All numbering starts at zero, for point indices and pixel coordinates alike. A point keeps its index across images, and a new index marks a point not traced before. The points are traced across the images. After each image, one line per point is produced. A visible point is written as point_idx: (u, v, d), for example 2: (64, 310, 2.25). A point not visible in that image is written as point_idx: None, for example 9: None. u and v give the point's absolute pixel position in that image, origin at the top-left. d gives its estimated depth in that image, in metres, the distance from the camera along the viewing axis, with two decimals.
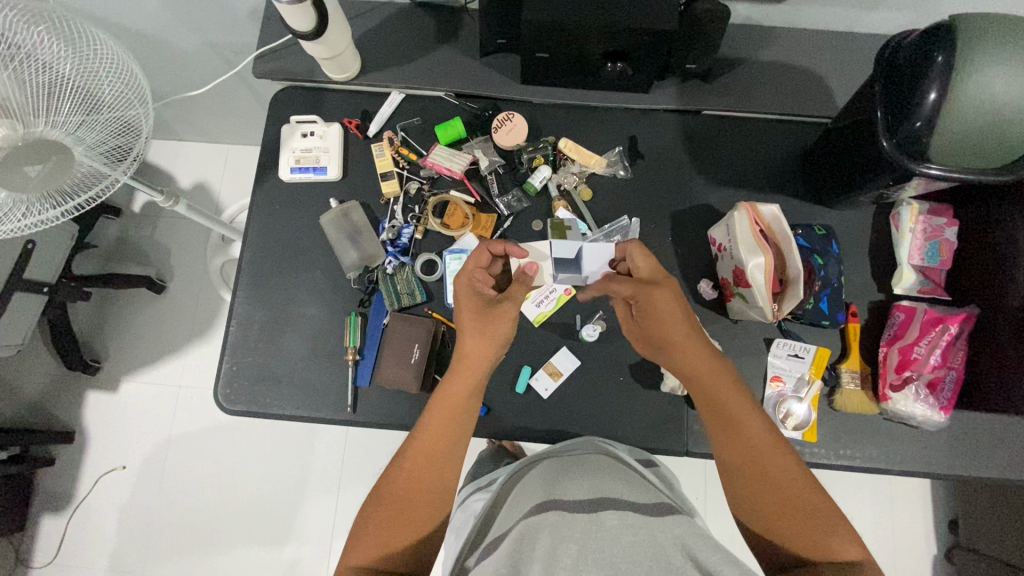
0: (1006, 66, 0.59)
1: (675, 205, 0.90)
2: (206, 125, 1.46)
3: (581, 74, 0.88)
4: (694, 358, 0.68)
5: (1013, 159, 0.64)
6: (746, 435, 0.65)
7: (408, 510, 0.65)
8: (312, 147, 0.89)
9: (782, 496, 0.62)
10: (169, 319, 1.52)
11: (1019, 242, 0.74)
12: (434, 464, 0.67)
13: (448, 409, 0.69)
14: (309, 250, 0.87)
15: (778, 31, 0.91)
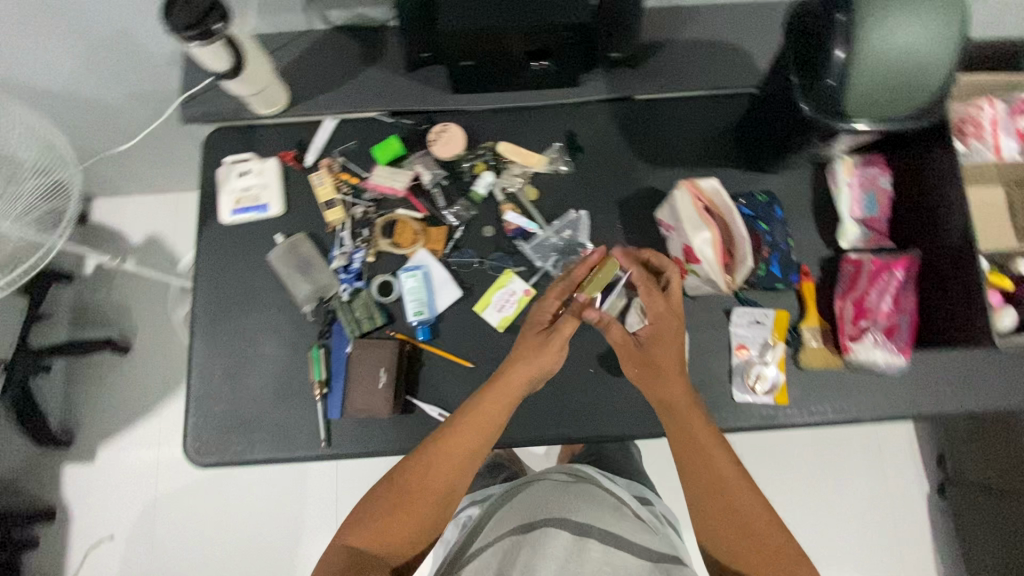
0: (897, 17, 0.62)
1: (620, 192, 0.91)
2: (148, 176, 1.43)
3: (510, 77, 0.89)
4: (679, 388, 0.72)
5: (922, 105, 0.66)
6: (718, 466, 0.69)
7: (404, 528, 0.68)
8: (251, 185, 0.88)
9: (744, 528, 0.67)
10: (138, 379, 1.48)
11: (949, 178, 0.77)
12: (446, 478, 0.69)
13: (475, 432, 0.70)
14: (262, 289, 0.86)
15: (695, 9, 0.93)
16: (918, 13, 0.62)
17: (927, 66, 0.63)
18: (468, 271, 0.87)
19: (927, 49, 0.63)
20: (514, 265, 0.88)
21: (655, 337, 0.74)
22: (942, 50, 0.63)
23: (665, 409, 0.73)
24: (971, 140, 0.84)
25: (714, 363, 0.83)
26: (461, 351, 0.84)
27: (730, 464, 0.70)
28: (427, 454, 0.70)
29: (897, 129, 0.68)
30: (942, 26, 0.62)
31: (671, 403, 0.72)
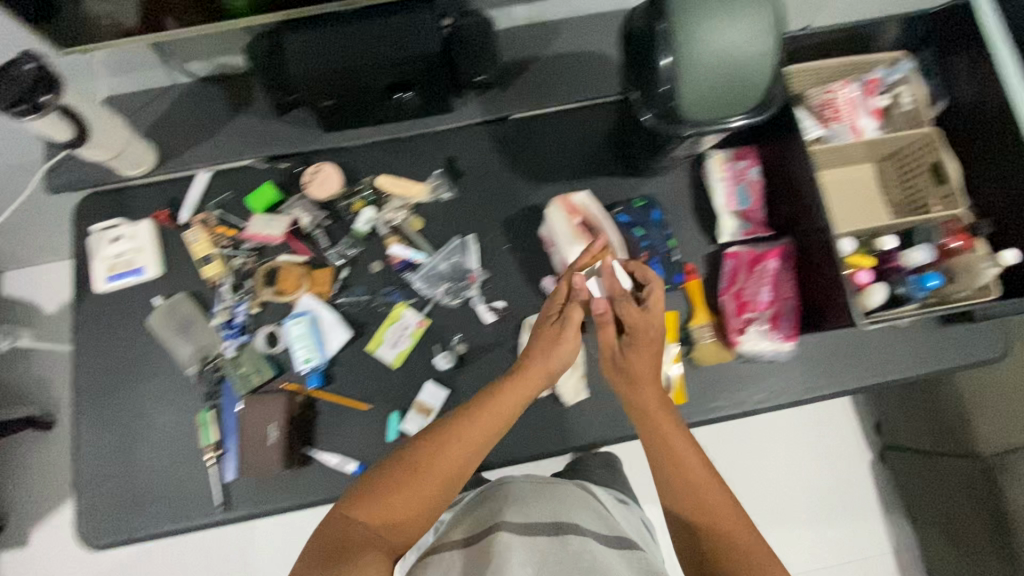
0: (715, 19, 0.62)
1: (506, 212, 0.90)
2: (52, 243, 1.38)
3: (380, 112, 0.88)
4: (653, 394, 0.71)
5: (756, 103, 0.67)
6: (691, 471, 0.66)
7: (403, 511, 0.61)
8: (124, 250, 0.86)
9: (719, 538, 0.63)
10: (67, 454, 1.42)
11: (805, 164, 0.78)
12: (458, 456, 0.64)
13: (491, 421, 0.66)
14: (146, 356, 0.83)
15: (560, 24, 0.94)
16: (735, 13, 0.62)
17: (756, 61, 0.64)
18: (358, 310, 0.85)
19: (751, 45, 0.63)
20: (404, 298, 0.86)
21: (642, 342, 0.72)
22: (766, 45, 0.64)
23: (638, 414, 0.71)
24: (832, 123, 0.85)
25: None
26: (356, 394, 0.83)
27: (702, 466, 0.67)
28: (442, 433, 0.64)
29: (741, 127, 0.68)
30: (762, 23, 0.63)
31: (644, 412, 0.71)
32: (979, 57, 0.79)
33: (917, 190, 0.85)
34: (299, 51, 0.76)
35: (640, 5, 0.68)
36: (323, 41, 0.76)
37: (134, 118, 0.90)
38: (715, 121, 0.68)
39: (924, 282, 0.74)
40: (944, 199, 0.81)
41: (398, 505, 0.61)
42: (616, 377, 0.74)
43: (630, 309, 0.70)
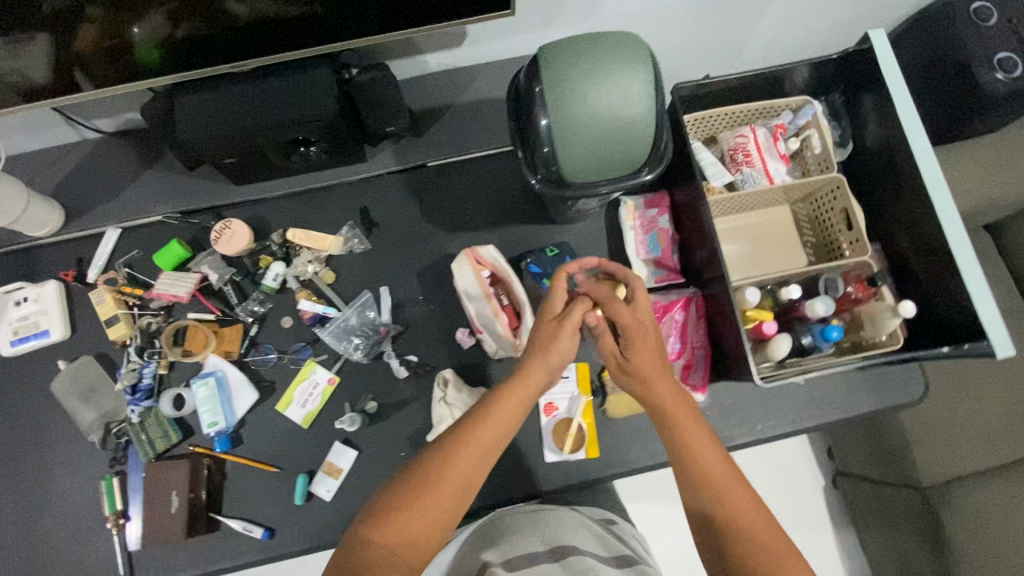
0: (593, 76, 0.62)
1: (421, 262, 0.89)
2: None
3: (288, 166, 0.87)
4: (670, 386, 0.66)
5: (639, 161, 0.67)
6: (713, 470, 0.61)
7: (413, 528, 0.57)
8: (28, 313, 0.84)
9: (747, 542, 0.57)
10: None
11: (705, 217, 0.77)
12: (469, 468, 0.61)
13: (495, 428, 0.63)
14: (51, 422, 0.82)
15: (475, 70, 0.93)
16: (611, 69, 0.62)
17: (641, 115, 0.63)
18: (269, 369, 0.84)
19: (632, 101, 0.63)
20: (314, 355, 0.85)
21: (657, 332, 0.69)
22: (648, 100, 0.63)
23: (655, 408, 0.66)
24: (743, 168, 0.84)
25: (524, 429, 0.82)
26: (265, 456, 0.81)
27: (723, 463, 0.61)
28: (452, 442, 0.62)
29: (627, 185, 0.68)
30: (642, 78, 0.63)
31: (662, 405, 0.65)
32: (883, 102, 0.79)
33: (830, 233, 0.84)
34: (197, 111, 0.76)
35: (524, 65, 0.68)
36: (221, 98, 0.76)
37: (41, 176, 0.88)
38: (626, 175, 0.68)
39: (825, 332, 0.73)
40: (853, 242, 0.80)
41: (409, 524, 0.57)
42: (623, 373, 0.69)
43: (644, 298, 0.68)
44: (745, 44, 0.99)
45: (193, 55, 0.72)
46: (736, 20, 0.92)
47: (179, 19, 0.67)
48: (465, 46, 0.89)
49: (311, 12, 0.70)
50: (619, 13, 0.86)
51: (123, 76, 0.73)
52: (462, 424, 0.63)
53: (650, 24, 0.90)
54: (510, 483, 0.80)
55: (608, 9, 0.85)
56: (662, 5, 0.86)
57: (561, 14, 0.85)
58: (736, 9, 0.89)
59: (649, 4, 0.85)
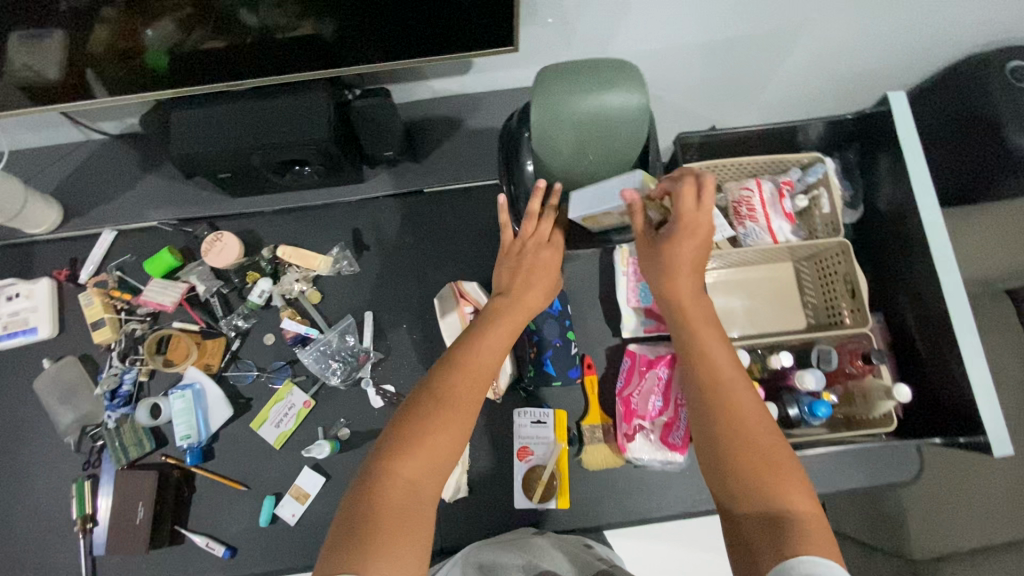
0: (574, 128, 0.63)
1: (408, 289, 0.88)
2: None
3: (282, 183, 0.87)
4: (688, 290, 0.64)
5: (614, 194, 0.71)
6: (724, 378, 0.60)
7: (428, 454, 0.55)
8: (19, 309, 0.85)
9: (748, 449, 0.56)
10: None
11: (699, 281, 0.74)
12: (476, 391, 0.59)
13: (495, 350, 0.63)
14: (31, 418, 0.83)
15: (480, 98, 0.92)
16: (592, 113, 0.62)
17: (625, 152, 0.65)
18: (247, 385, 0.84)
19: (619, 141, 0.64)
20: (292, 375, 0.84)
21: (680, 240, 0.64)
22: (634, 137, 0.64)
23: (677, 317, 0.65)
24: (745, 223, 0.81)
25: (497, 470, 0.80)
26: (234, 473, 0.81)
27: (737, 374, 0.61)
28: (459, 364, 0.60)
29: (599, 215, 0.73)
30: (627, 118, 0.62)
31: (681, 308, 0.64)
32: (898, 165, 0.75)
33: (830, 296, 0.80)
34: (199, 125, 0.76)
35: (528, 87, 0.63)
36: (227, 114, 0.76)
37: (44, 174, 0.90)
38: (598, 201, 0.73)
39: (814, 407, 0.70)
40: (854, 311, 0.76)
41: (429, 453, 0.55)
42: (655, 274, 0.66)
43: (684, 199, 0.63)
44: (762, 89, 0.96)
45: (199, 69, 0.72)
46: (752, 65, 0.89)
47: (191, 26, 0.65)
48: (471, 74, 0.87)
49: (319, 32, 0.69)
50: (629, 50, 0.84)
51: (129, 81, 0.72)
52: (461, 347, 0.63)
53: (662, 62, 0.87)
54: (478, 524, 0.79)
55: (618, 47, 0.83)
56: (673, 46, 0.84)
57: (570, 50, 0.83)
58: (751, 54, 0.87)
59: (659, 44, 0.83)
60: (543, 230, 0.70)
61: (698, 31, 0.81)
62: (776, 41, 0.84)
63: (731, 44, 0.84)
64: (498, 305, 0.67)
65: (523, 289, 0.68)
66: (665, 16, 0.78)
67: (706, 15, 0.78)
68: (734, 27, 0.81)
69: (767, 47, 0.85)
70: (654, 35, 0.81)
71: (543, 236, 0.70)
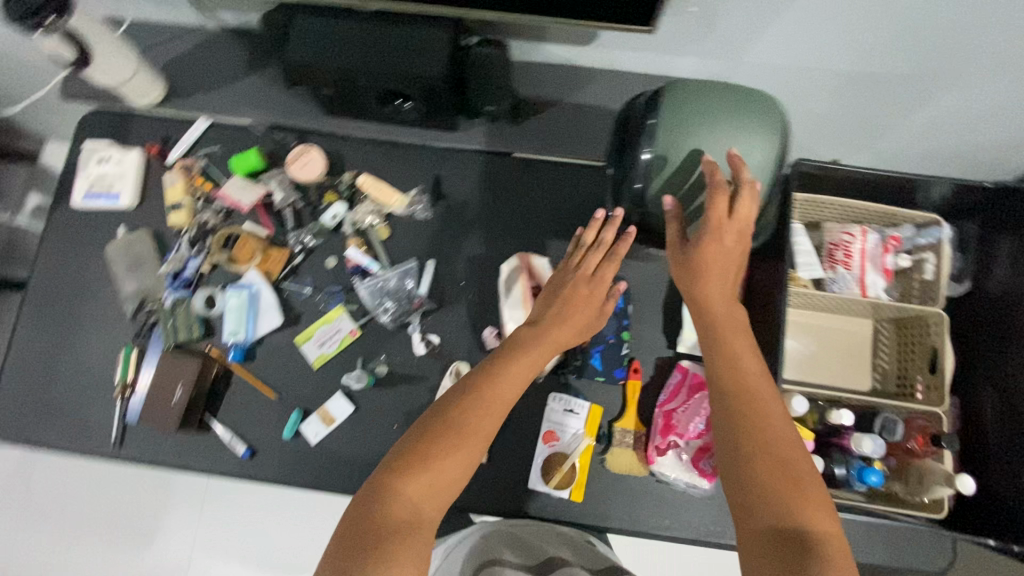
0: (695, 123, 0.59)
1: (474, 248, 0.87)
2: None
3: (378, 113, 0.87)
4: (716, 289, 0.61)
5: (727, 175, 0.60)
6: (749, 380, 0.58)
7: (443, 476, 0.55)
8: (107, 173, 0.88)
9: (770, 457, 0.54)
10: None
11: (777, 324, 0.70)
12: (491, 417, 0.60)
13: (517, 380, 0.62)
14: (95, 279, 0.86)
15: (593, 73, 0.88)
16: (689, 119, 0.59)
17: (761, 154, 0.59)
18: (299, 300, 0.85)
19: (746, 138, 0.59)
20: (345, 302, 0.85)
21: (714, 244, 0.60)
22: (772, 115, 0.60)
23: (700, 319, 0.62)
24: (837, 268, 0.77)
25: (518, 446, 0.80)
26: (269, 381, 0.82)
27: (768, 386, 0.58)
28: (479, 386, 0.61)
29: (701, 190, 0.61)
30: (747, 98, 0.60)
31: (701, 304, 0.62)
32: None
33: (907, 365, 0.77)
34: (318, 35, 0.76)
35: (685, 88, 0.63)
36: (347, 29, 0.76)
37: (155, 49, 0.90)
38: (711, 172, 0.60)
39: (863, 473, 0.67)
40: (929, 388, 0.73)
41: (437, 472, 0.56)
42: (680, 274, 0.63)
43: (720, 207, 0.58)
44: (888, 134, 0.90)
45: None
46: (886, 106, 0.84)
47: None
48: (592, 46, 0.84)
49: None
50: (764, 61, 0.80)
51: None
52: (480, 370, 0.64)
53: (795, 79, 0.82)
54: (488, 492, 0.79)
55: (753, 52, 0.79)
56: (812, 65, 0.79)
57: (703, 44, 0.79)
58: (892, 94, 0.81)
59: (798, 59, 0.78)
60: (587, 263, 0.70)
61: (845, 53, 0.75)
62: (924, 85, 0.78)
63: (872, 78, 0.79)
64: (525, 334, 0.67)
65: (559, 320, 0.67)
66: (815, 31, 0.73)
67: (857, 40, 0.73)
68: (884, 58, 0.75)
69: (910, 90, 0.80)
70: (797, 49, 0.76)
71: (588, 269, 0.70)
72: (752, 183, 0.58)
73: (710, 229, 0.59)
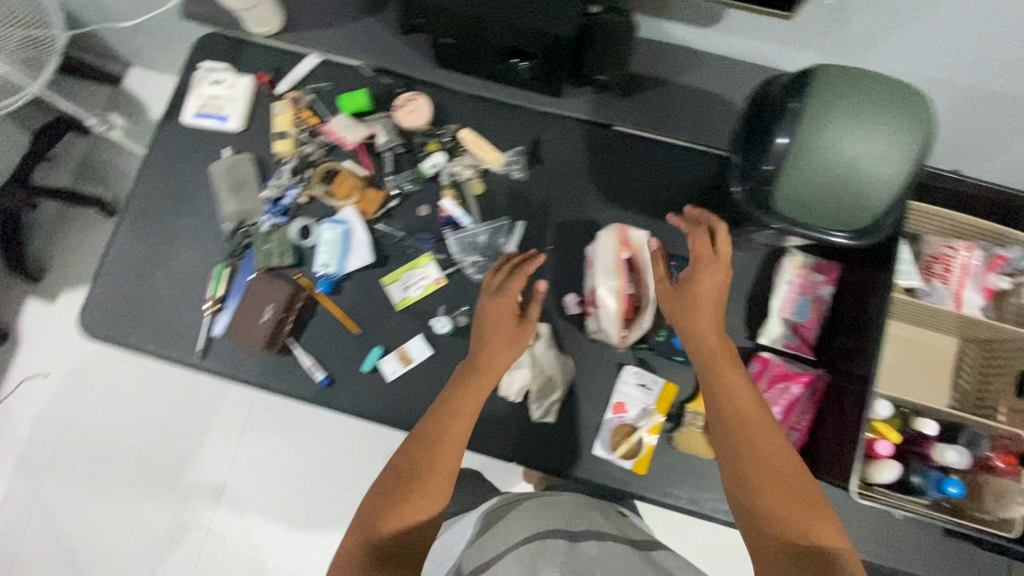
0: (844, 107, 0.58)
1: (565, 215, 0.88)
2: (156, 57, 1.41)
3: (491, 68, 0.87)
4: (708, 323, 0.70)
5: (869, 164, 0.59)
6: (746, 405, 0.64)
7: (422, 505, 0.64)
8: (218, 95, 0.90)
9: (769, 476, 0.60)
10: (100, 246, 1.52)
11: (878, 326, 0.70)
12: (452, 446, 0.67)
13: (467, 408, 0.69)
14: (197, 195, 0.89)
15: (706, 57, 0.88)
16: (820, 151, 0.59)
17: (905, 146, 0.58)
18: (389, 242, 0.87)
19: (889, 141, 0.58)
20: (433, 250, 0.87)
21: (704, 279, 0.70)
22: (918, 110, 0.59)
23: (698, 353, 0.69)
24: (934, 281, 0.77)
25: (587, 412, 0.81)
26: (352, 315, 0.85)
27: (759, 410, 0.65)
28: (438, 417, 0.69)
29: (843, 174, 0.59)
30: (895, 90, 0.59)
31: (698, 339, 0.69)
32: None
33: (988, 386, 0.77)
34: None
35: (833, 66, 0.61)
36: None
37: None
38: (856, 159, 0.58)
39: (942, 483, 0.69)
40: (1012, 412, 0.73)
41: (420, 498, 0.64)
42: (676, 306, 0.72)
43: (703, 242, 0.72)
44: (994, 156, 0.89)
45: None
46: (1002, 126, 0.83)
47: None
48: (713, 29, 0.83)
49: None
50: (889, 64, 0.79)
51: None
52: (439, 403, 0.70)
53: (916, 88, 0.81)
54: (553, 451, 0.80)
55: (881, 54, 0.78)
56: (937, 75, 0.78)
57: (830, 40, 0.78)
58: (1013, 114, 0.80)
59: (926, 67, 0.77)
60: (499, 286, 0.77)
61: (978, 66, 0.74)
62: None
63: (997, 95, 0.78)
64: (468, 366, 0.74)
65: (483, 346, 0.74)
66: (953, 39, 0.72)
67: (996, 53, 0.72)
68: (1017, 78, 0.74)
69: None
70: (928, 56, 0.75)
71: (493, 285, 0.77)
72: (723, 224, 0.73)
73: (700, 265, 0.71)
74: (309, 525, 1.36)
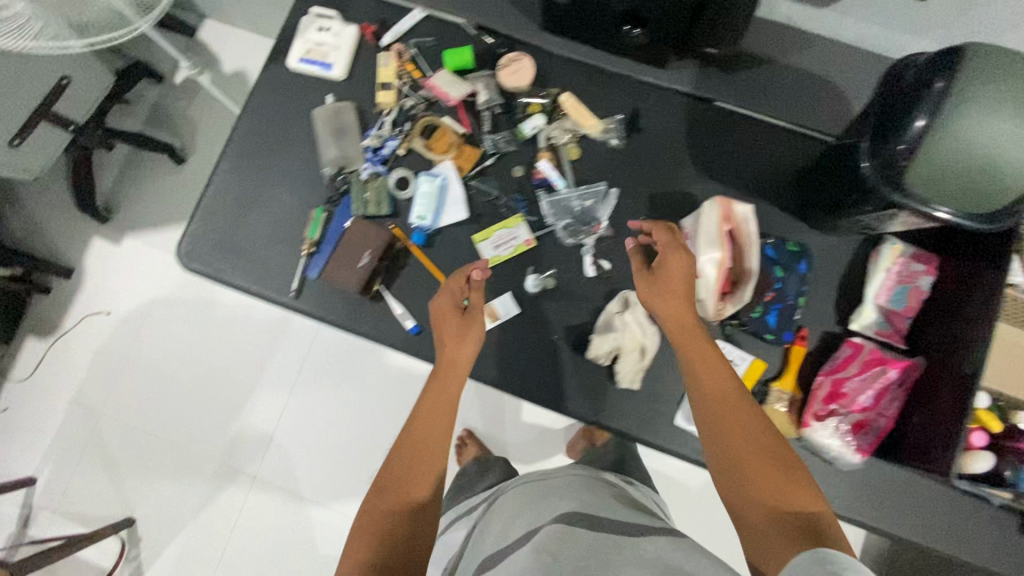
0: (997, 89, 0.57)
1: (659, 187, 0.88)
2: (238, 8, 1.43)
3: (599, 34, 0.87)
4: (681, 304, 0.70)
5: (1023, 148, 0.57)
6: (720, 382, 0.64)
7: (415, 492, 0.63)
8: (324, 42, 0.91)
9: (745, 448, 0.60)
10: (166, 191, 1.54)
11: (986, 317, 0.70)
12: (430, 439, 0.66)
13: (440, 403, 0.69)
14: (297, 140, 0.90)
15: (815, 41, 0.87)
16: (966, 133, 0.58)
17: None
18: (483, 200, 0.88)
19: None
20: (526, 212, 0.87)
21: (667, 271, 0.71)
22: None
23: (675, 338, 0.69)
24: None
25: (669, 382, 0.82)
26: (442, 269, 0.86)
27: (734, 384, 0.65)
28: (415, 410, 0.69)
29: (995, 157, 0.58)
30: None
31: (674, 324, 0.69)
32: None
33: None
34: None
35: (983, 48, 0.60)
36: None
37: None
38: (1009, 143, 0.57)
39: None
40: None
41: (411, 487, 0.63)
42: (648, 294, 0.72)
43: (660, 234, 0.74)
44: None
45: None
46: None
47: None
48: (830, 10, 0.83)
49: None
50: None
51: None
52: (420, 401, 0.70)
53: None
54: (632, 417, 0.81)
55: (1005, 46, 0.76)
56: None
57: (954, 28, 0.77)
58: None
59: None
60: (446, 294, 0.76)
61: None
62: None
63: None
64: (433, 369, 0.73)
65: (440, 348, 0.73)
66: None
67: None
68: None
69: None
70: None
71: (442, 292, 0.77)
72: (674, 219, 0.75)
73: (669, 249, 0.72)
74: (352, 478, 1.39)
